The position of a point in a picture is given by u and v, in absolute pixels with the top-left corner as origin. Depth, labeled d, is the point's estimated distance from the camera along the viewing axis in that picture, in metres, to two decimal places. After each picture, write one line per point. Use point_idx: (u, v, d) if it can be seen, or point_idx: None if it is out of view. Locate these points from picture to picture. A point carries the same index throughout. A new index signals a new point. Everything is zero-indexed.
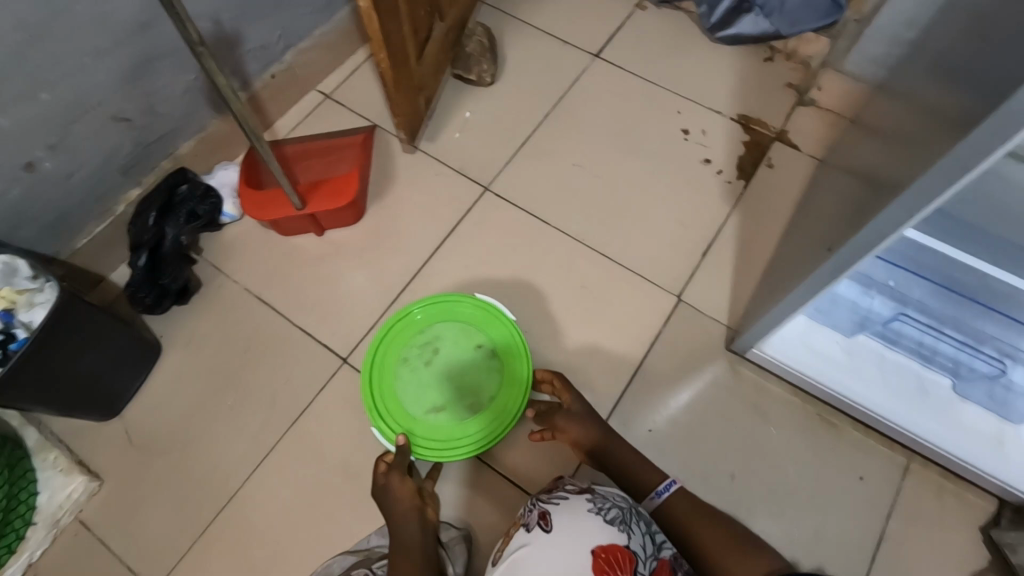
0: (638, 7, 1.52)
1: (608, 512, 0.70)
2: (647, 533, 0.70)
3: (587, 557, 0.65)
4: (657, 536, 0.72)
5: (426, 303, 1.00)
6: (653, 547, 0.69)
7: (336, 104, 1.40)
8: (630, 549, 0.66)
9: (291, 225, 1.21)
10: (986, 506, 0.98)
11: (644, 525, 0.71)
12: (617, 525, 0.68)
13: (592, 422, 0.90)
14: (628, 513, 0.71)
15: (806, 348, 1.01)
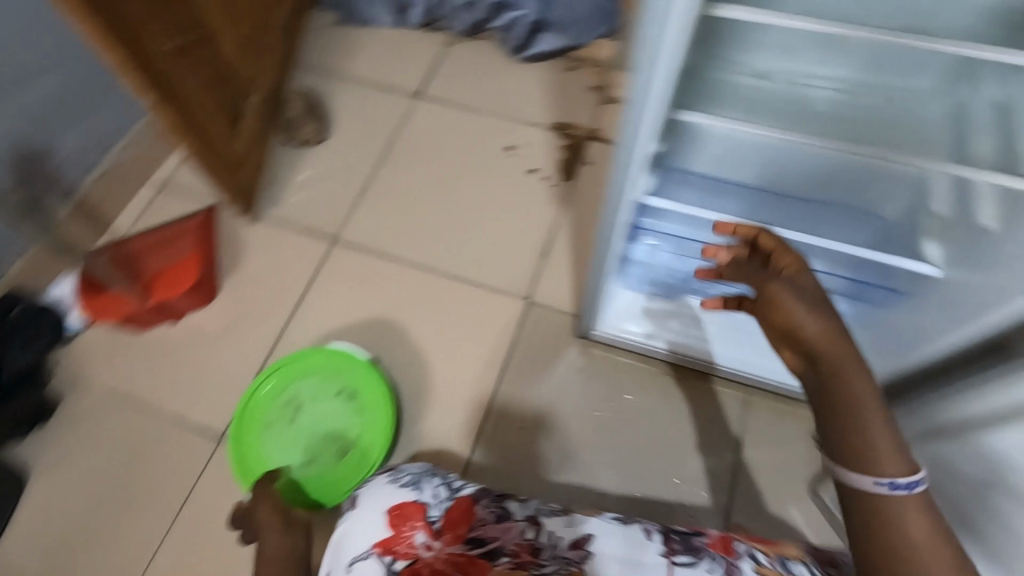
0: (449, 42, 1.62)
1: (402, 477, 0.71)
2: (443, 482, 0.70)
3: (380, 516, 0.66)
4: (459, 481, 0.72)
5: (277, 367, 1.05)
6: (449, 494, 0.69)
7: (173, 192, 1.40)
8: (419, 501, 0.67)
9: (145, 319, 1.23)
10: (813, 417, 1.13)
11: (441, 477, 0.71)
12: (407, 485, 0.69)
13: (825, 311, 0.66)
14: (421, 473, 0.71)
15: (635, 319, 1.16)
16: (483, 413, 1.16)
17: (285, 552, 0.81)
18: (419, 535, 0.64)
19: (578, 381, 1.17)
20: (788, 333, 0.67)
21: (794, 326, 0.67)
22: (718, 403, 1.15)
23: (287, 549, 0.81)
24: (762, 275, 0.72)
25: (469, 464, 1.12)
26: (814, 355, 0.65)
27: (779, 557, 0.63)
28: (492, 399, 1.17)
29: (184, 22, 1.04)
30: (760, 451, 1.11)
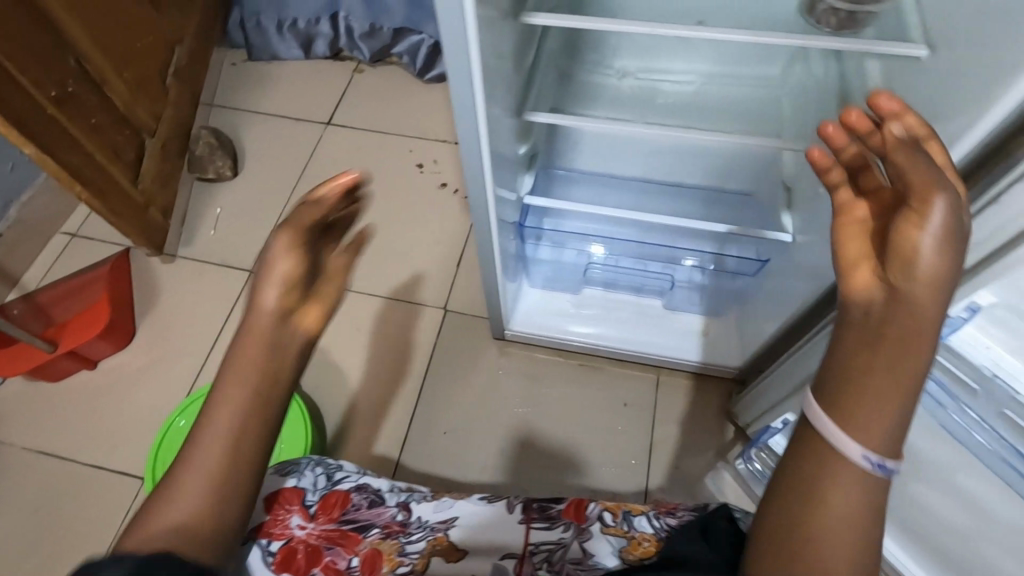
0: (356, 71, 1.68)
1: (283, 467, 0.77)
2: (323, 471, 0.78)
3: (259, 504, 0.73)
4: (341, 471, 0.79)
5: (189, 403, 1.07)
6: (329, 485, 0.77)
7: (85, 239, 1.40)
8: (298, 487, 0.75)
9: (56, 370, 1.21)
10: (721, 390, 1.19)
11: (324, 466, 0.79)
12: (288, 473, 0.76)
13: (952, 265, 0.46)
14: (303, 462, 0.78)
15: (547, 315, 1.20)
16: (407, 423, 1.18)
17: (245, 403, 0.52)
18: (294, 519, 0.73)
19: (498, 381, 1.22)
20: (906, 263, 0.46)
21: (918, 254, 0.46)
22: (632, 386, 1.20)
23: (241, 423, 0.52)
24: (926, 168, 0.47)
25: (396, 474, 1.14)
26: (897, 291, 0.47)
27: (625, 513, 0.74)
28: (414, 407, 1.19)
29: (57, 70, 1.04)
30: (674, 429, 1.16)
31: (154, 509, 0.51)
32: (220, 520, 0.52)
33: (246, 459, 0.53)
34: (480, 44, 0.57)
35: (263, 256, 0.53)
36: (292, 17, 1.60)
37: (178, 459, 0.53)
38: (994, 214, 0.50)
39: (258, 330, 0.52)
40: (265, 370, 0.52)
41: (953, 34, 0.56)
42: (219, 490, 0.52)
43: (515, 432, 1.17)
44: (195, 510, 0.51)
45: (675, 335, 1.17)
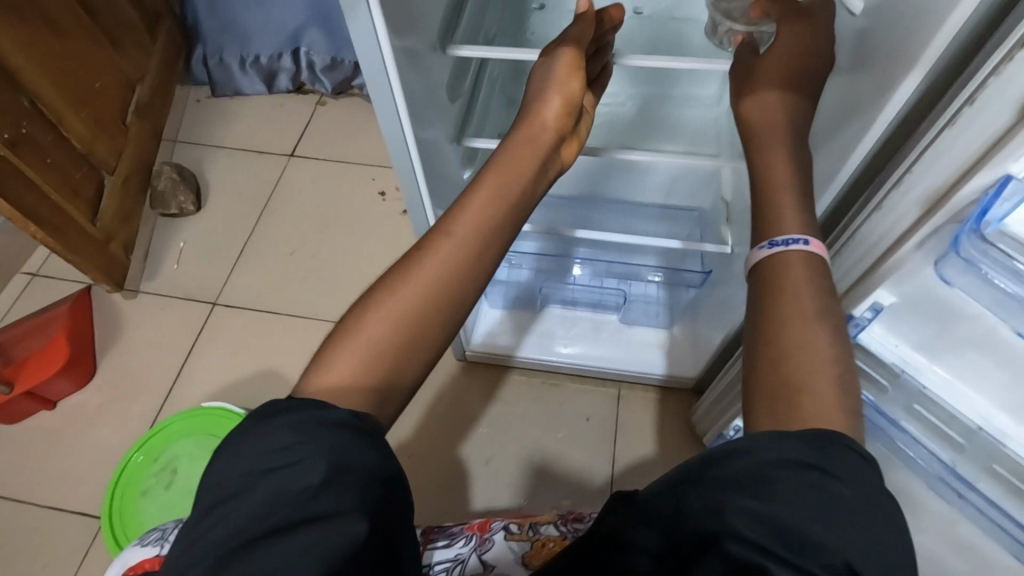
0: (319, 103, 1.71)
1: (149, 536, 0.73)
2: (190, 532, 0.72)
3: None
4: None
5: (154, 434, 1.08)
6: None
7: (46, 278, 1.39)
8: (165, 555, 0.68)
9: (15, 410, 1.21)
10: (682, 401, 1.21)
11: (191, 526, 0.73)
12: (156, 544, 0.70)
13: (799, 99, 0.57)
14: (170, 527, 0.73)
15: (508, 335, 1.22)
16: None
17: (497, 212, 0.53)
18: None
19: (461, 402, 1.23)
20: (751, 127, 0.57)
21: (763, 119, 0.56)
22: (594, 401, 1.22)
23: (491, 229, 0.52)
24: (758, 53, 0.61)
25: None
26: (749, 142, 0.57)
27: (531, 522, 0.73)
28: None
29: (10, 112, 1.06)
30: (635, 442, 1.17)
31: (357, 324, 0.50)
32: (431, 338, 0.51)
33: (469, 277, 0.52)
34: (400, 72, 0.61)
35: (549, 71, 0.60)
36: (254, 54, 1.63)
37: (396, 270, 0.51)
38: (879, 221, 0.56)
39: (537, 139, 0.57)
40: (528, 177, 0.55)
41: (843, 55, 0.61)
42: (439, 302, 0.50)
43: (479, 452, 1.18)
44: (400, 328, 0.49)
45: (634, 349, 1.20)
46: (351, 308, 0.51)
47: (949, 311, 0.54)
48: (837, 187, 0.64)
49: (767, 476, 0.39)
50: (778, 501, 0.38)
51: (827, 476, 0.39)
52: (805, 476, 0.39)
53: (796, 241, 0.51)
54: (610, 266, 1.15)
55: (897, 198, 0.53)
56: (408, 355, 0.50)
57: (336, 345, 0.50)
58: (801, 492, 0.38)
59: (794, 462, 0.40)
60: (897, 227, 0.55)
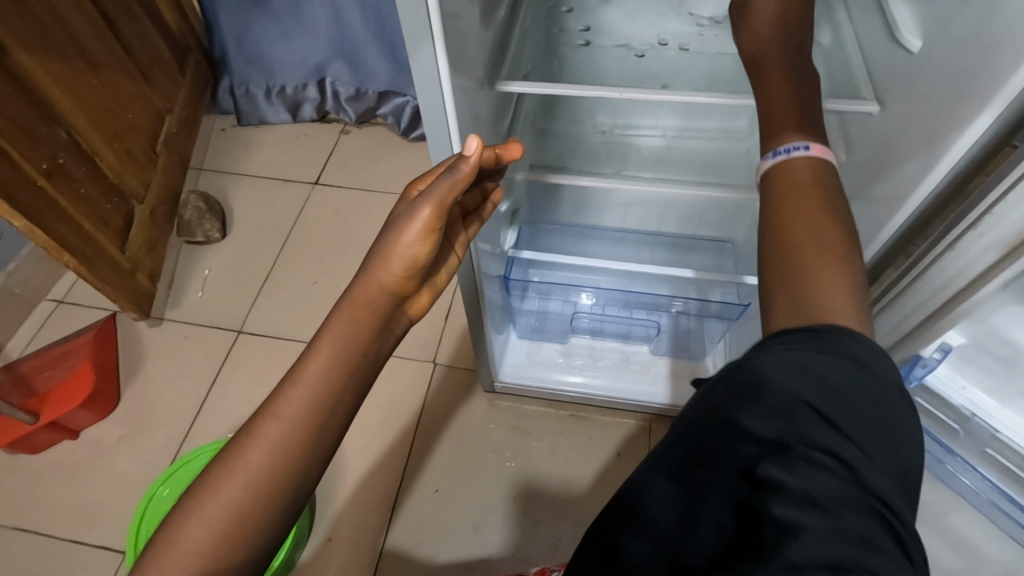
0: (343, 132, 1.74)
1: None
2: None
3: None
4: None
5: (167, 478, 1.06)
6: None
7: (70, 307, 1.40)
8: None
9: (38, 441, 1.20)
10: None
11: None
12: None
13: None
14: None
15: (533, 366, 1.21)
16: (396, 483, 1.16)
17: (338, 365, 0.49)
18: None
19: (485, 434, 1.20)
20: None
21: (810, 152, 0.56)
22: (624, 435, 1.19)
23: (337, 390, 0.49)
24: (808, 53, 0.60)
25: (386, 540, 1.10)
26: None
27: None
28: (404, 466, 1.17)
29: (49, 144, 1.07)
30: None
31: (177, 527, 0.45)
32: (262, 523, 0.46)
33: (320, 436, 0.48)
34: (457, 109, 0.61)
35: (397, 228, 0.51)
36: (280, 84, 1.66)
37: (223, 458, 0.47)
38: (954, 259, 0.60)
39: (370, 305, 0.51)
40: (361, 352, 0.50)
41: (894, 91, 0.61)
42: (272, 488, 0.46)
43: (507, 487, 1.15)
44: (229, 524, 0.45)
45: (662, 382, 1.19)
46: (176, 505, 0.46)
47: (1016, 351, 0.66)
48: (892, 231, 0.65)
49: (770, 371, 0.41)
50: (783, 382, 0.40)
51: (827, 350, 0.41)
52: (806, 361, 0.41)
53: (796, 149, 0.53)
54: (637, 297, 1.13)
55: (972, 240, 0.58)
56: (235, 547, 0.45)
57: (156, 550, 0.45)
58: (803, 376, 0.40)
59: (797, 365, 0.41)
60: (974, 267, 0.60)
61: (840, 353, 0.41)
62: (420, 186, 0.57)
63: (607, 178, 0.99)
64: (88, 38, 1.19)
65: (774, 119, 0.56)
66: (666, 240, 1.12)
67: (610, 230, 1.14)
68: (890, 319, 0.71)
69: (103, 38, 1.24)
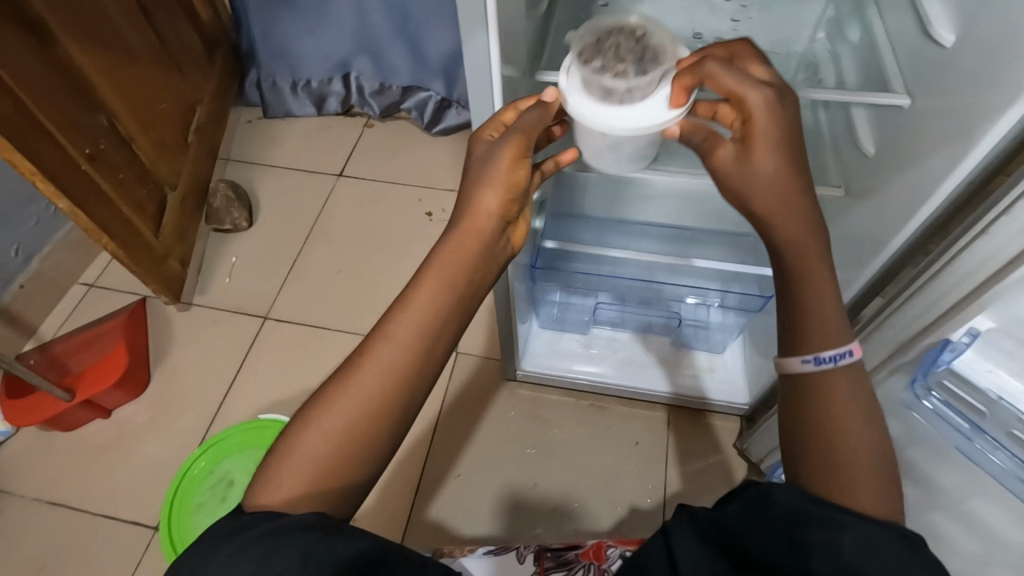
0: (367, 125, 1.77)
1: None
2: None
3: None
4: None
5: (200, 454, 1.11)
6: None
7: (102, 290, 1.43)
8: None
9: (71, 419, 1.23)
10: (732, 425, 1.21)
11: None
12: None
13: None
14: None
15: (554, 356, 1.22)
16: (419, 467, 1.18)
17: (443, 298, 0.53)
18: None
19: (506, 421, 1.23)
20: None
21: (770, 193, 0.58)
22: (643, 425, 1.21)
23: (431, 340, 0.52)
24: None
25: (409, 522, 1.13)
26: None
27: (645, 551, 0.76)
28: (427, 451, 1.20)
29: (91, 131, 1.10)
30: (684, 463, 1.17)
31: (295, 439, 0.51)
32: (372, 444, 0.51)
33: (421, 370, 0.52)
34: (503, 95, 0.63)
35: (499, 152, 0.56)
36: (305, 78, 1.70)
37: (333, 385, 0.52)
38: (983, 246, 0.59)
39: (473, 238, 0.54)
40: (464, 283, 0.54)
41: (929, 84, 0.63)
42: (380, 414, 0.51)
43: (529, 474, 1.17)
44: (344, 442, 0.50)
45: (681, 374, 1.20)
46: (290, 422, 0.52)
47: None
48: (913, 227, 0.69)
49: (850, 532, 0.48)
50: (856, 548, 0.47)
51: (902, 538, 0.48)
52: (884, 543, 0.47)
53: (840, 354, 0.56)
54: (657, 289, 1.16)
55: (1005, 224, 0.56)
56: (338, 476, 0.51)
57: (275, 461, 0.51)
58: (876, 552, 0.46)
59: (876, 542, 0.47)
60: (999, 257, 0.59)
61: (916, 551, 0.47)
62: (503, 126, 0.60)
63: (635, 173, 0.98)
64: (127, 28, 1.22)
65: (799, 251, 0.56)
66: (686, 232, 1.14)
67: (634, 223, 1.16)
68: (907, 314, 0.70)
69: (141, 29, 1.27)
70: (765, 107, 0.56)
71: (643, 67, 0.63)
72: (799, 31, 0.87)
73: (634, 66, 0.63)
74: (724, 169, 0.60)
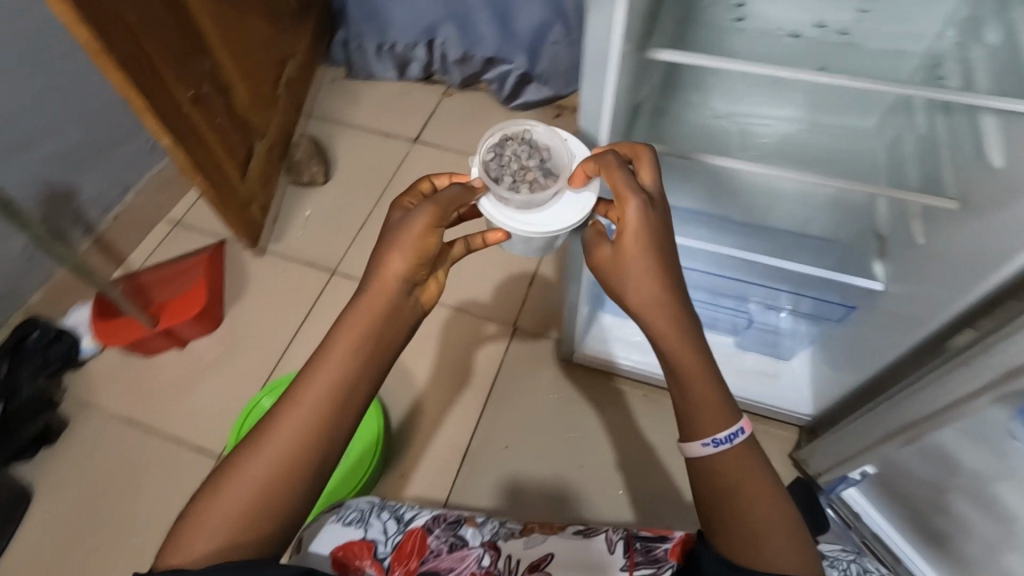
0: (446, 94, 1.78)
1: (347, 515, 0.79)
2: (390, 516, 0.80)
3: (326, 559, 0.74)
4: (406, 512, 0.81)
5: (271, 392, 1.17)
6: (398, 527, 0.79)
7: (186, 229, 1.51)
8: (367, 541, 0.77)
9: (149, 345, 1.30)
10: (790, 435, 1.18)
11: (388, 511, 0.81)
12: (353, 525, 0.78)
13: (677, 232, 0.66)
14: (368, 509, 0.80)
15: (614, 341, 1.21)
16: (470, 434, 1.22)
17: (353, 356, 0.59)
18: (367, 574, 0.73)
19: (558, 401, 1.25)
20: None
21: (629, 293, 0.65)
22: None
23: (346, 390, 0.58)
24: None
25: (455, 483, 1.18)
26: None
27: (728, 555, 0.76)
28: (480, 419, 1.24)
29: (195, 74, 1.15)
30: None
31: (213, 495, 0.55)
32: (285, 496, 0.55)
33: (336, 420, 0.58)
34: (619, 65, 0.63)
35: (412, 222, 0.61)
36: (391, 42, 1.71)
37: (246, 450, 0.57)
38: None
39: (378, 307, 0.60)
40: (370, 345, 0.59)
41: None
42: (295, 466, 0.56)
43: (575, 455, 1.20)
44: (258, 493, 0.55)
45: (744, 376, 1.17)
46: (203, 487, 0.56)
47: None
48: None
49: None
50: None
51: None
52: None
53: (733, 432, 0.61)
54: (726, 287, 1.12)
55: None
56: (262, 531, 0.55)
57: (192, 521, 0.54)
58: None
59: None
60: None
61: None
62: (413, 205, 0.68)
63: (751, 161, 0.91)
64: None
65: (678, 348, 0.62)
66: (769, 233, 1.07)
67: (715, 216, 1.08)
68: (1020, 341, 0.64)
69: None
70: (636, 218, 0.61)
71: (547, 174, 0.73)
72: (928, 27, 0.82)
73: (538, 173, 0.72)
74: (603, 262, 0.66)
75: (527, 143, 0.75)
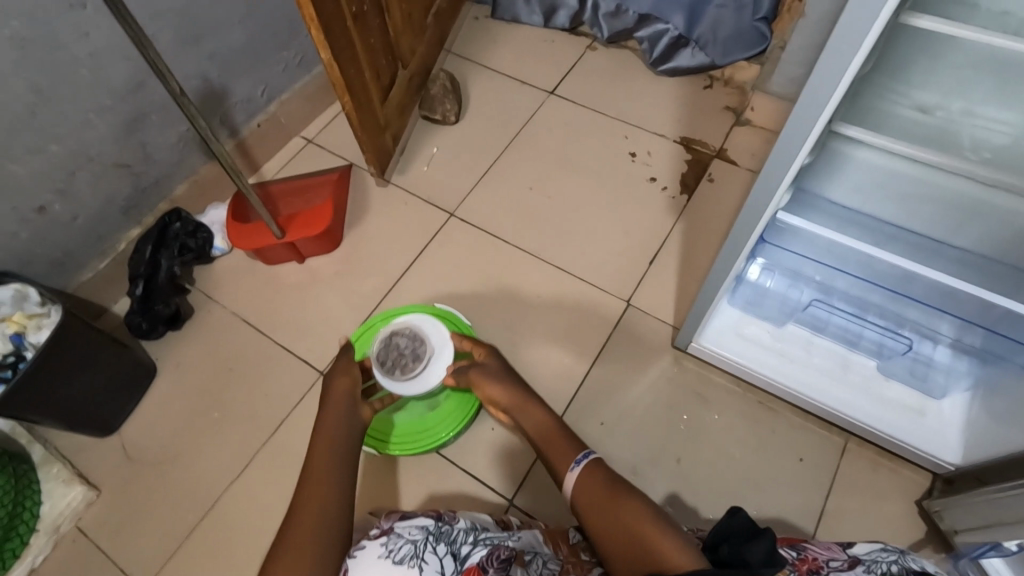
0: (590, 47, 1.68)
1: (398, 552, 0.72)
2: (447, 553, 0.73)
3: None
4: (462, 547, 0.75)
5: (385, 317, 1.24)
6: (455, 565, 0.72)
7: (318, 147, 1.54)
8: None
9: (272, 254, 1.36)
10: (920, 480, 1.06)
11: (444, 545, 0.74)
12: (406, 564, 0.71)
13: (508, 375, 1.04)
14: (421, 544, 0.73)
15: (739, 337, 1.12)
16: (566, 406, 1.17)
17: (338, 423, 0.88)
18: None
19: (663, 388, 1.18)
20: None
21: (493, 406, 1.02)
22: (813, 441, 1.10)
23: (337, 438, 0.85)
24: None
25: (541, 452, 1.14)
26: None
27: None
28: (576, 390, 1.19)
29: None
30: (849, 499, 1.05)
31: (289, 529, 0.73)
32: (335, 505, 0.75)
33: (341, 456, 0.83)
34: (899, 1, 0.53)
35: (335, 372, 0.98)
36: None
37: (286, 532, 0.73)
38: None
39: (340, 402, 0.92)
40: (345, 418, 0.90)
41: None
42: (333, 484, 0.78)
43: (671, 448, 1.12)
44: (318, 508, 0.74)
45: (880, 404, 1.05)
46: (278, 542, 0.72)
47: None
48: None
49: None
50: None
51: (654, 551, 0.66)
52: None
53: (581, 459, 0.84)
54: (881, 301, 0.99)
55: None
56: (327, 542, 0.72)
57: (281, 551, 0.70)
58: None
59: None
60: None
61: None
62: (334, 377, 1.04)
63: (964, 156, 0.77)
64: None
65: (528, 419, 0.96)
66: (948, 251, 0.92)
67: (888, 224, 0.93)
68: None
69: None
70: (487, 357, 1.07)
71: (419, 357, 1.11)
72: None
73: (412, 357, 1.11)
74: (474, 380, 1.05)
75: (405, 337, 1.12)
